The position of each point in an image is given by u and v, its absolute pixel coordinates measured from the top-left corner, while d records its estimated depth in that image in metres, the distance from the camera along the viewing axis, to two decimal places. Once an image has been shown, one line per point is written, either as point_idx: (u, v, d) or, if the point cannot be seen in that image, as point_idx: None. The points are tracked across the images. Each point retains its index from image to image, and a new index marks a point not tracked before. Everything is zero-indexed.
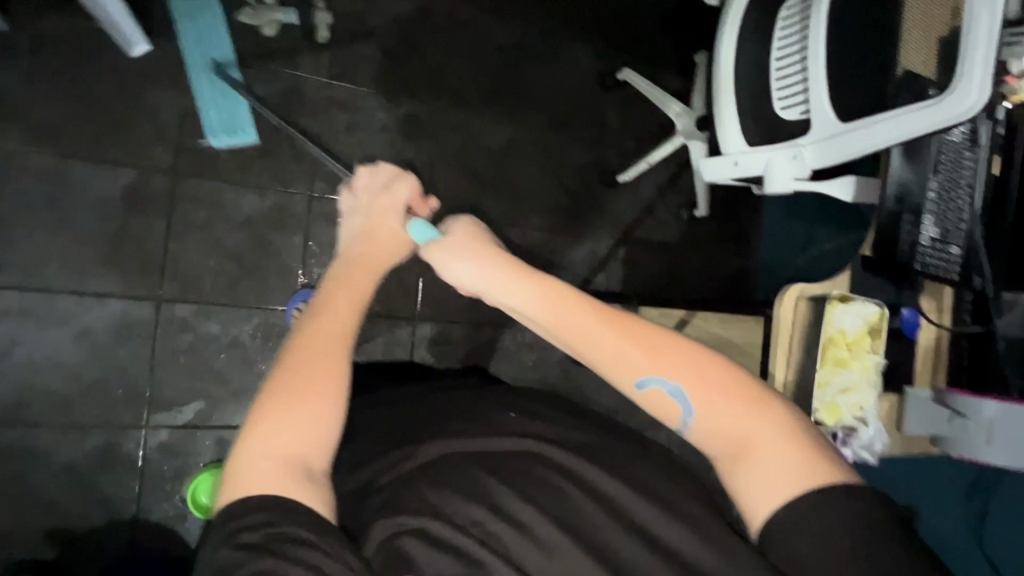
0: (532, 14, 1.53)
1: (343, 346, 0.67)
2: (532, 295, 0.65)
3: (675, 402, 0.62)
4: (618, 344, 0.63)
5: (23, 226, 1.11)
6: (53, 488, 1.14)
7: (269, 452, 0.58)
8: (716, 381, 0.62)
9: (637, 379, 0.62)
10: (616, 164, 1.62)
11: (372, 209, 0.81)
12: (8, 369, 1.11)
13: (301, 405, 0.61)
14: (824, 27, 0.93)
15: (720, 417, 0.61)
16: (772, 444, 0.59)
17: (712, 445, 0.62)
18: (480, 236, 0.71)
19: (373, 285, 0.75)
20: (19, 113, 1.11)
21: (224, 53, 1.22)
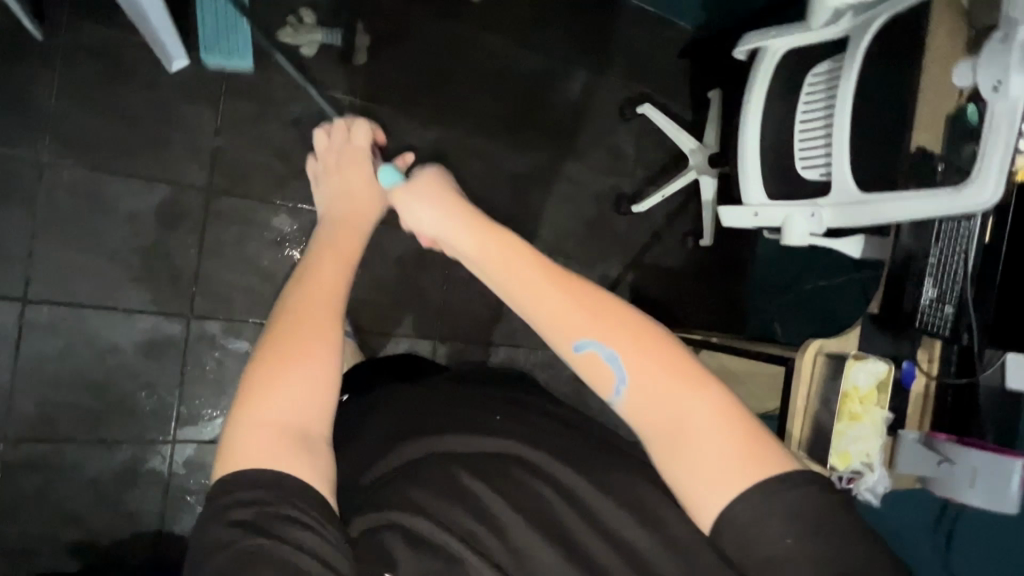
0: (557, 44, 1.57)
1: (336, 316, 0.65)
2: (481, 248, 0.61)
3: (609, 369, 0.57)
4: (553, 296, 0.58)
5: (53, 239, 1.10)
6: (79, 503, 1.14)
7: (270, 419, 0.57)
8: (658, 352, 0.57)
9: (575, 342, 0.58)
10: (631, 192, 1.68)
11: (342, 162, 0.83)
12: (36, 385, 1.10)
13: (292, 369, 0.59)
14: (850, 102, 1.02)
15: (655, 388, 0.56)
16: (712, 420, 0.54)
17: (643, 421, 0.56)
18: (443, 182, 0.70)
19: (360, 245, 0.74)
20: (52, 125, 1.09)
21: None
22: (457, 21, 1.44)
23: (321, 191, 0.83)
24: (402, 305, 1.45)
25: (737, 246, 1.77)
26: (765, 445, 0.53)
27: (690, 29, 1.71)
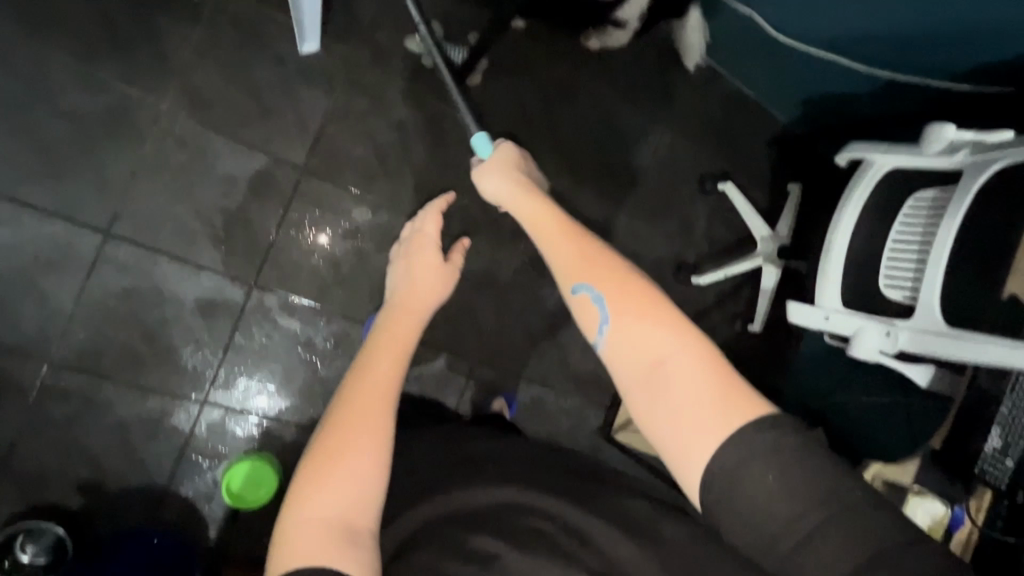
0: (655, 108, 1.60)
1: (393, 386, 0.78)
2: (532, 212, 0.82)
3: (596, 311, 0.69)
4: (564, 247, 0.74)
5: (149, 183, 1.12)
6: (99, 443, 1.13)
7: (316, 516, 0.64)
8: (639, 299, 0.67)
9: (573, 287, 0.71)
10: (693, 262, 1.68)
11: (410, 251, 1.05)
12: (94, 317, 1.11)
13: (346, 461, 0.68)
14: (950, 236, 1.02)
15: (638, 332, 0.65)
16: (680, 365, 0.62)
17: (624, 371, 0.66)
18: (505, 169, 0.90)
19: (418, 324, 0.91)
20: (179, 79, 1.13)
21: None
22: (565, 66, 1.48)
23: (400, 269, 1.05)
24: (449, 321, 1.44)
25: (787, 341, 1.74)
26: (736, 401, 0.59)
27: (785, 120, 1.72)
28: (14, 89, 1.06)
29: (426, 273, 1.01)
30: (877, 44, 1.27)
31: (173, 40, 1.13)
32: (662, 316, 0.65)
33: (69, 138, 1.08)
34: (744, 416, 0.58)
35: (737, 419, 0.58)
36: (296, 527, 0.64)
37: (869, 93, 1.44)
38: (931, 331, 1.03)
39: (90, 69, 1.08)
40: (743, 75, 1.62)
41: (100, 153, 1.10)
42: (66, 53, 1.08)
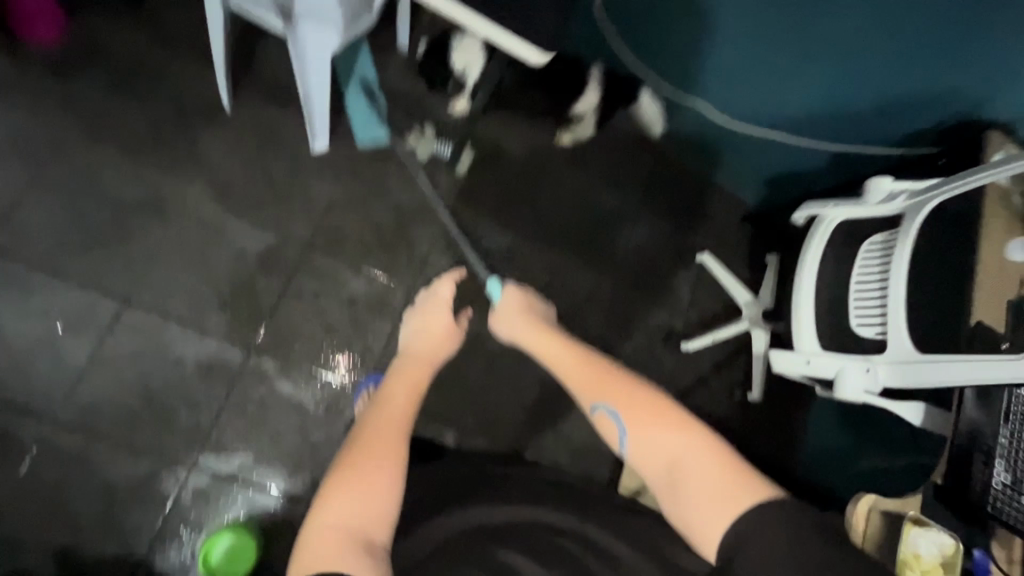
0: (636, 192, 1.73)
1: (405, 424, 0.91)
2: (546, 344, 1.05)
3: (613, 424, 0.87)
4: (578, 369, 0.97)
5: (169, 258, 1.25)
6: (84, 507, 1.13)
7: (333, 523, 0.75)
8: (647, 408, 0.84)
9: (592, 403, 0.90)
10: (681, 330, 1.73)
11: (426, 312, 1.16)
12: (103, 378, 1.19)
13: (364, 481, 0.80)
14: (903, 270, 1.07)
15: (650, 432, 0.82)
16: (696, 465, 0.78)
17: (647, 471, 0.83)
18: (513, 305, 1.17)
19: (427, 374, 1.04)
20: (205, 170, 1.29)
21: (369, 72, 1.49)
22: (550, 160, 1.65)
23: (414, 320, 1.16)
24: (438, 387, 1.48)
25: (789, 408, 1.70)
26: (742, 487, 0.74)
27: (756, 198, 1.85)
28: (65, 181, 1.21)
29: (437, 334, 1.12)
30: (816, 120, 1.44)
31: (205, 139, 1.30)
32: (670, 420, 0.82)
33: (105, 221, 1.22)
34: (746, 496, 0.73)
35: (740, 498, 0.73)
36: (313, 530, 0.75)
37: (821, 167, 1.58)
38: (905, 361, 1.04)
39: (129, 163, 1.25)
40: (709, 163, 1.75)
41: (129, 233, 1.23)
42: (110, 151, 1.24)
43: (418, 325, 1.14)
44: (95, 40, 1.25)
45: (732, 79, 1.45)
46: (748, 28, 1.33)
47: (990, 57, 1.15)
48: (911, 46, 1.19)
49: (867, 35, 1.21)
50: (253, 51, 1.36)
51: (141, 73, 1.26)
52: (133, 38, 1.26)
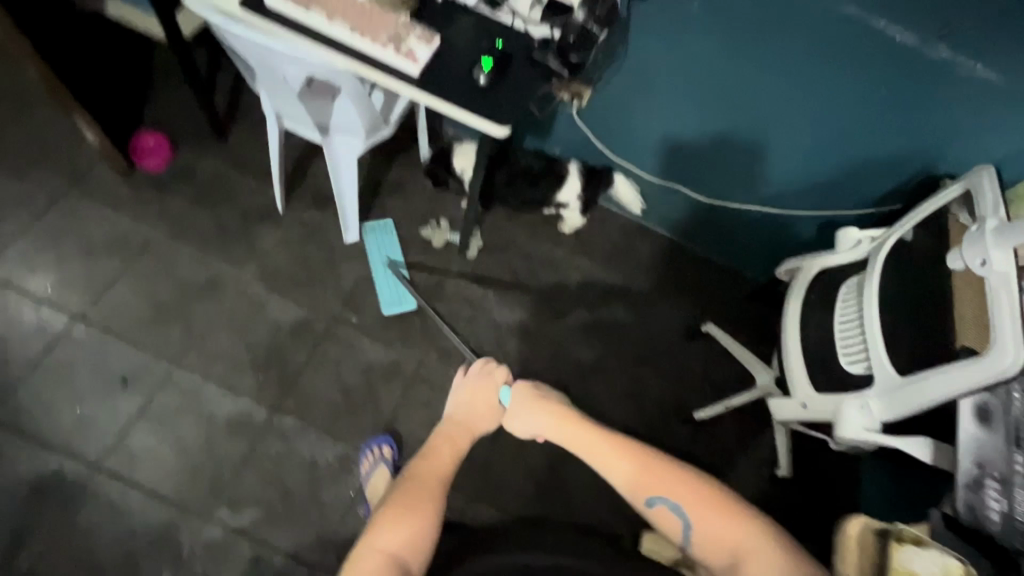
0: (638, 273, 1.85)
1: (445, 483, 1.01)
2: (584, 440, 1.02)
3: (674, 516, 0.91)
4: (626, 468, 0.97)
5: (217, 328, 1.47)
6: (112, 551, 1.24)
7: (384, 548, 0.87)
8: (712, 499, 0.90)
9: (647, 499, 0.93)
10: (693, 402, 1.72)
11: (475, 391, 1.15)
12: (148, 430, 1.34)
13: (411, 517, 0.91)
14: (874, 299, 1.09)
15: (711, 525, 0.88)
16: (752, 550, 0.84)
17: (712, 558, 0.88)
18: (537, 395, 1.11)
19: (467, 442, 1.10)
20: (257, 257, 1.57)
21: (394, 253, 1.66)
22: (555, 247, 1.83)
23: (455, 394, 1.17)
24: None
25: (816, 486, 1.61)
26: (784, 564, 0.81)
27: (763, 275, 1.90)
28: (149, 267, 1.50)
29: (483, 402, 1.14)
30: (802, 188, 1.56)
31: (261, 233, 1.60)
32: (734, 514, 0.88)
33: (172, 298, 1.48)
34: None
35: None
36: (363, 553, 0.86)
37: (813, 238, 1.68)
38: (892, 388, 1.03)
39: (199, 253, 1.54)
40: (716, 246, 1.86)
41: (191, 308, 1.48)
42: (187, 244, 1.55)
43: (465, 396, 1.15)
44: (191, 167, 1.63)
45: (723, 170, 1.62)
46: (731, 123, 1.50)
47: (937, 114, 1.26)
48: (863, 115, 1.34)
49: (822, 115, 1.37)
50: (306, 167, 1.69)
51: (220, 189, 1.62)
52: (219, 165, 1.65)
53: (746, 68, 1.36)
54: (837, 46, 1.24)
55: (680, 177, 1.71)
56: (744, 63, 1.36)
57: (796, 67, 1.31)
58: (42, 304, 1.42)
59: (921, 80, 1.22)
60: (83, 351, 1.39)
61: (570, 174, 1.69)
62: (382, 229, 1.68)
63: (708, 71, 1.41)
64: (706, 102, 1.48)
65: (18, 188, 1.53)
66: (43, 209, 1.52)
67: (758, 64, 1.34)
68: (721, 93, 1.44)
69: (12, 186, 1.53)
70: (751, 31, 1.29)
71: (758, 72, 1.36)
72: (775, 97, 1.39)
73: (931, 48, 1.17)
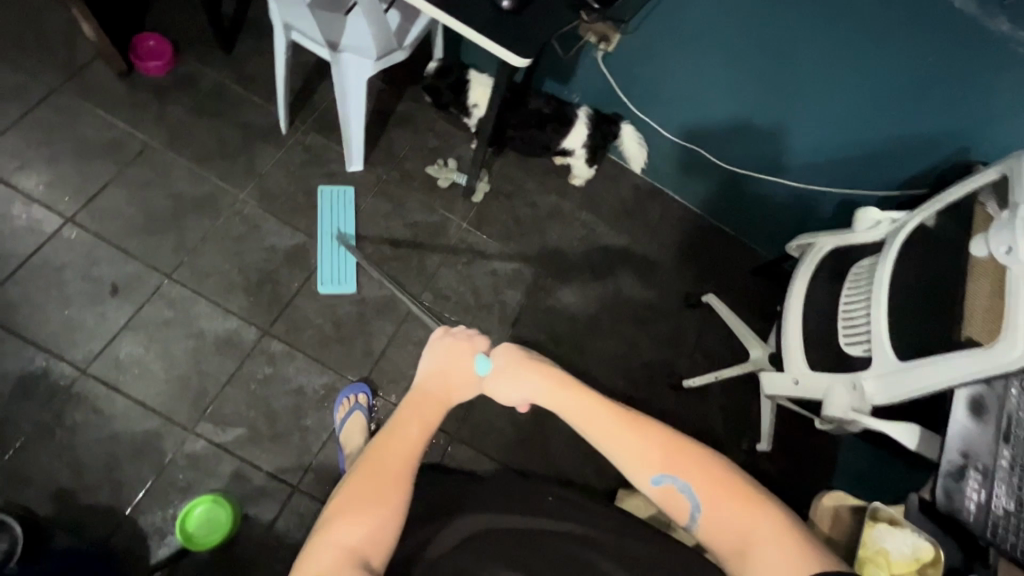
0: (643, 235, 1.80)
1: (411, 462, 0.81)
2: (578, 410, 0.83)
3: (683, 498, 0.77)
4: (632, 445, 0.79)
5: (211, 245, 1.44)
6: (90, 454, 1.23)
7: (340, 544, 0.71)
8: (724, 486, 0.76)
9: (652, 478, 0.78)
10: (683, 370, 1.72)
11: (449, 358, 0.90)
12: (136, 340, 1.33)
13: (373, 504, 0.75)
14: (885, 282, 1.06)
15: (722, 511, 0.75)
16: (769, 543, 0.71)
17: (719, 541, 0.75)
18: (527, 359, 0.89)
19: (439, 416, 0.87)
20: (257, 177, 1.52)
21: (347, 226, 1.54)
22: (563, 200, 1.78)
23: (426, 360, 0.91)
24: None
25: (794, 462, 1.63)
26: (814, 563, 0.68)
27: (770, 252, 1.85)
28: (145, 175, 1.46)
29: (461, 366, 0.90)
30: (833, 162, 1.48)
31: (262, 153, 1.54)
32: (745, 499, 0.75)
33: (167, 210, 1.44)
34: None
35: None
36: (318, 550, 0.71)
37: (828, 217, 1.62)
38: (890, 371, 1.01)
39: (197, 166, 1.49)
40: (728, 216, 1.81)
41: (185, 223, 1.44)
42: (185, 156, 1.50)
43: (436, 363, 0.90)
44: (194, 77, 1.56)
45: (752, 135, 1.54)
46: (776, 84, 1.40)
47: (984, 98, 1.19)
48: (908, 92, 1.26)
49: (867, 86, 1.29)
50: (313, 91, 1.63)
51: (222, 103, 1.56)
52: (222, 78, 1.58)
53: (797, 23, 1.27)
54: (898, 9, 1.15)
55: (705, 141, 1.63)
56: (797, 17, 1.27)
57: (851, 28, 1.22)
58: (32, 203, 1.38)
59: (975, 57, 1.14)
60: (73, 255, 1.36)
61: (577, 122, 1.63)
62: (337, 193, 1.56)
63: (757, 24, 1.32)
64: (749, 60, 1.40)
65: (11, 80, 1.45)
66: (37, 103, 1.45)
67: (812, 21, 1.25)
68: (766, 51, 1.36)
69: (4, 76, 1.45)
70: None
71: (814, 36, 1.27)
72: (821, 60, 1.30)
73: (992, 21, 1.09)
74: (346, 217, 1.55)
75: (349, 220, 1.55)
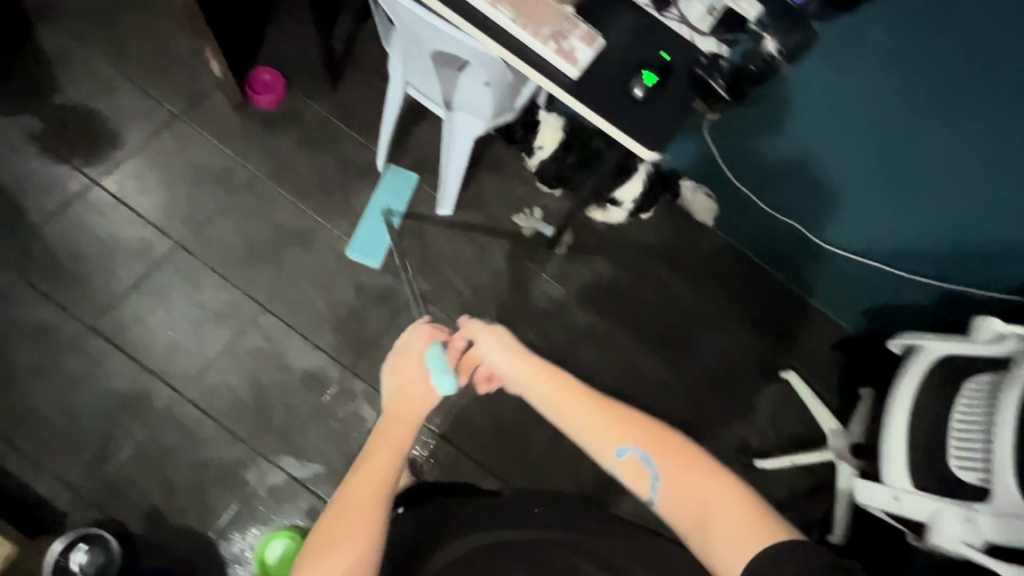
0: (723, 300, 1.75)
1: (386, 489, 0.81)
2: (542, 386, 0.86)
3: (644, 469, 0.78)
4: (596, 418, 0.81)
5: (305, 278, 1.48)
6: (180, 476, 1.29)
7: None
8: (675, 448, 0.77)
9: (616, 449, 0.79)
10: (754, 446, 1.66)
11: (404, 374, 0.90)
12: (229, 367, 1.38)
13: (345, 541, 0.75)
14: (1015, 417, 0.99)
15: (677, 479, 0.76)
16: (719, 504, 0.73)
17: (675, 508, 0.76)
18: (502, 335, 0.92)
19: (409, 437, 0.86)
20: (352, 215, 1.56)
21: (398, 206, 1.59)
22: (645, 257, 1.75)
23: (384, 381, 0.91)
24: (504, 446, 1.51)
25: (868, 559, 1.54)
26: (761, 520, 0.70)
27: (852, 329, 1.76)
28: (250, 204, 1.51)
29: (415, 379, 0.89)
30: (875, 214, 1.43)
31: (359, 191, 1.58)
32: (694, 461, 0.76)
33: (268, 240, 1.49)
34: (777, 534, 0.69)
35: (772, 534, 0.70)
36: None
37: (925, 304, 1.55)
38: (1015, 514, 0.97)
39: (298, 200, 1.54)
40: (787, 269, 1.75)
41: (283, 255, 1.49)
42: (287, 188, 1.55)
43: (393, 383, 0.90)
44: (301, 110, 1.61)
45: (795, 181, 1.50)
46: (823, 137, 1.37)
47: None
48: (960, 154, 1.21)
49: (960, 180, 1.25)
50: (410, 129, 1.66)
51: (324, 137, 1.60)
52: (326, 111, 1.62)
53: (898, 104, 1.21)
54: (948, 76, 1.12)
55: (773, 199, 1.59)
56: (900, 105, 1.21)
57: (948, 111, 1.16)
58: (147, 226, 1.45)
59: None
60: (178, 280, 1.42)
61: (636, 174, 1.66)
62: (402, 175, 1.60)
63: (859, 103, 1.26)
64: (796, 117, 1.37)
65: (138, 104, 1.53)
66: (160, 128, 1.53)
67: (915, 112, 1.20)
68: (857, 124, 1.30)
69: (132, 100, 1.54)
70: (928, 75, 1.14)
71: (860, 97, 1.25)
72: (918, 148, 1.25)
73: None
74: (401, 197, 1.60)
75: (403, 200, 1.59)
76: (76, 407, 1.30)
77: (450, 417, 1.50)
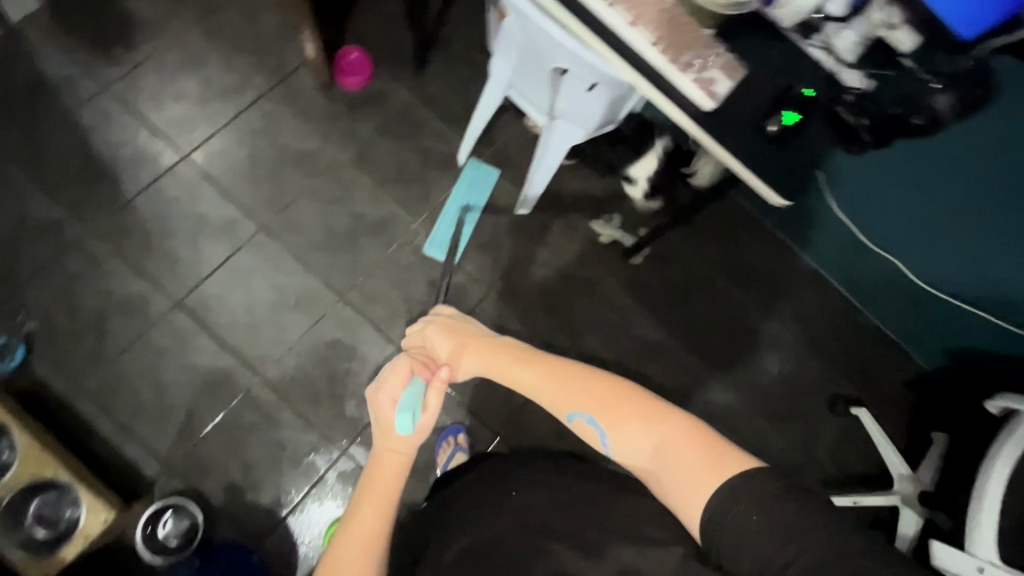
0: (798, 325, 1.69)
1: (377, 541, 0.75)
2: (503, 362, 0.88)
3: (593, 430, 0.76)
4: (544, 385, 0.82)
5: (382, 271, 1.48)
6: (257, 456, 1.34)
7: None
8: (614, 396, 0.76)
9: (567, 415, 0.79)
10: (814, 479, 1.62)
11: (380, 418, 0.88)
12: (305, 354, 1.40)
13: None
14: None
15: (625, 429, 0.73)
16: (671, 441, 0.69)
17: (636, 461, 0.73)
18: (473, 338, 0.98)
19: (399, 481, 0.82)
20: (431, 209, 1.53)
21: (478, 201, 1.56)
22: (721, 274, 1.68)
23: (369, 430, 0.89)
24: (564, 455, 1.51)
25: None
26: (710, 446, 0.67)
27: (927, 366, 1.68)
28: (331, 190, 1.50)
29: (390, 418, 0.87)
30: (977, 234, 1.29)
31: (439, 184, 1.55)
32: (634, 408, 0.74)
33: (348, 228, 1.49)
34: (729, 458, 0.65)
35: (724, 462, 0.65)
36: None
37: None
38: None
39: (379, 189, 1.52)
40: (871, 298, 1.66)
41: (361, 245, 1.48)
42: (369, 176, 1.53)
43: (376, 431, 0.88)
44: (385, 95, 1.57)
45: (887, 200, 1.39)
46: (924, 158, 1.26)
47: None
48: None
49: None
50: (493, 123, 1.60)
51: (407, 126, 1.57)
52: (411, 98, 1.58)
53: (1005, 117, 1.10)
54: None
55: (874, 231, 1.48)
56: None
57: None
58: (232, 206, 1.46)
59: None
60: (260, 263, 1.44)
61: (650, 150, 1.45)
62: (484, 169, 1.56)
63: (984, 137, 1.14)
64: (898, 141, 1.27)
65: (226, 80, 1.52)
66: (246, 105, 1.51)
67: None
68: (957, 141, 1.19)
69: (221, 75, 1.52)
70: None
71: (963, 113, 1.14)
72: None
73: None
74: (481, 192, 1.56)
75: (483, 196, 1.56)
76: (163, 380, 1.35)
77: (512, 421, 1.50)
